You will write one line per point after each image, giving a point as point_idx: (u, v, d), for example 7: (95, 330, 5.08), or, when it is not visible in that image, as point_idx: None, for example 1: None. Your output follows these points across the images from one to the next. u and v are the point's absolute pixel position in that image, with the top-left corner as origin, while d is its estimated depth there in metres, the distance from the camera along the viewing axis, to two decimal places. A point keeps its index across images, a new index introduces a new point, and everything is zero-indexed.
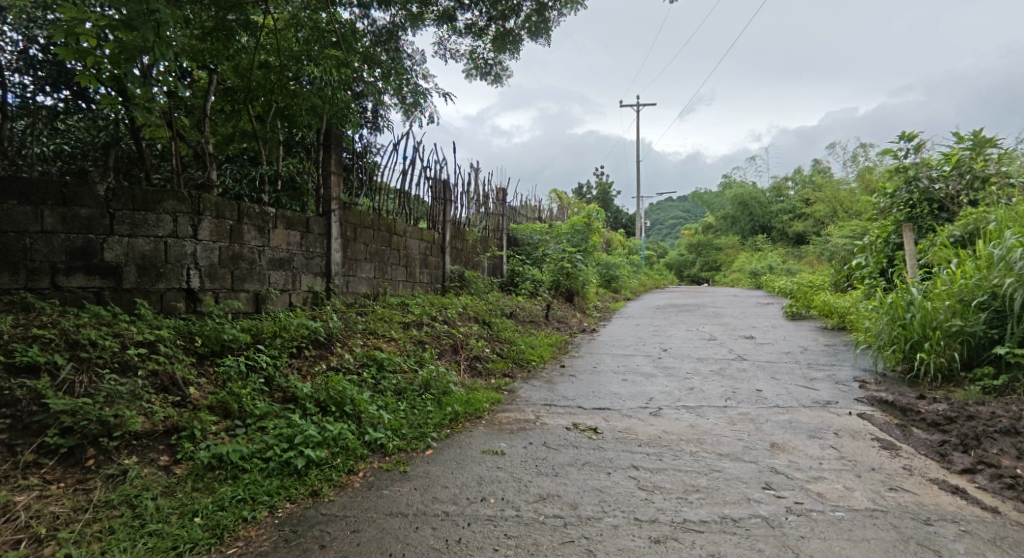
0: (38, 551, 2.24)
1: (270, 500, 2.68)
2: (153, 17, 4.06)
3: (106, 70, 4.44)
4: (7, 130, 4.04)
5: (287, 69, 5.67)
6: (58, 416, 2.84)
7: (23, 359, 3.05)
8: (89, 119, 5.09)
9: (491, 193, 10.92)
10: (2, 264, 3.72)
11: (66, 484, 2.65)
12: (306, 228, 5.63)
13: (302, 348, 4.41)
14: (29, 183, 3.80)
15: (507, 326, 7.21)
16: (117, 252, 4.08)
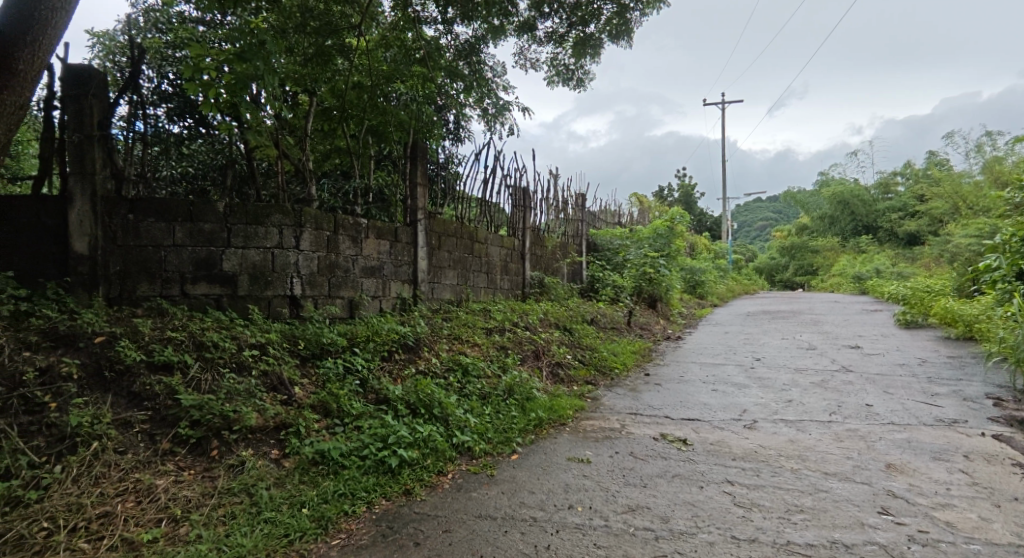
0: (175, 530, 2.51)
1: (368, 496, 2.84)
2: (262, 48, 4.46)
3: (224, 99, 4.92)
4: (144, 156, 4.59)
5: (377, 88, 6.00)
6: (188, 410, 3.18)
7: (160, 358, 3.44)
8: (209, 143, 5.66)
9: (570, 199, 10.92)
10: (142, 274, 4.24)
11: (195, 471, 2.95)
12: (395, 237, 5.91)
13: (393, 352, 4.63)
14: (163, 202, 4.29)
15: (589, 332, 7.14)
16: (234, 262, 4.50)
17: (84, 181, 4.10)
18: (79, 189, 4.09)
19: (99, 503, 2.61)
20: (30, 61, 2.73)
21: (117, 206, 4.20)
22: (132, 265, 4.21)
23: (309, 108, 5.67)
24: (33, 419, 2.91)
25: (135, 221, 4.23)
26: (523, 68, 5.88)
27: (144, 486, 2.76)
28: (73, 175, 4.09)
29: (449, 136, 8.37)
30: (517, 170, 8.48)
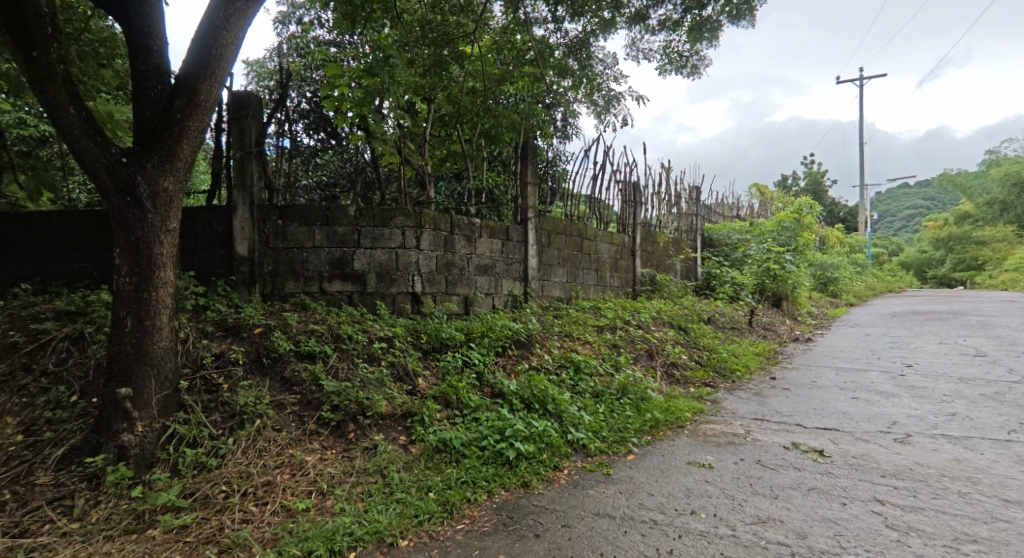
0: (323, 502, 2.81)
1: (488, 486, 2.95)
2: (388, 62, 4.80)
3: (354, 112, 5.35)
4: (288, 167, 5.14)
5: (490, 92, 6.19)
6: (329, 395, 3.53)
7: (305, 348, 3.84)
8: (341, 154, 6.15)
9: (682, 193, 10.47)
10: (289, 272, 4.75)
11: (336, 451, 3.26)
12: (506, 236, 6.06)
13: (506, 348, 4.74)
14: (306, 208, 4.77)
15: (706, 332, 6.80)
16: (363, 262, 4.88)
17: (244, 192, 4.69)
18: (240, 199, 4.69)
19: (262, 472, 2.99)
20: (210, 91, 3.15)
21: (269, 212, 4.75)
22: (281, 265, 4.74)
23: (428, 115, 5.90)
24: (211, 398, 3.39)
25: (283, 225, 4.75)
26: (634, 60, 5.71)
27: (297, 461, 3.10)
28: (236, 187, 4.70)
29: (557, 134, 8.37)
30: (627, 166, 8.29)
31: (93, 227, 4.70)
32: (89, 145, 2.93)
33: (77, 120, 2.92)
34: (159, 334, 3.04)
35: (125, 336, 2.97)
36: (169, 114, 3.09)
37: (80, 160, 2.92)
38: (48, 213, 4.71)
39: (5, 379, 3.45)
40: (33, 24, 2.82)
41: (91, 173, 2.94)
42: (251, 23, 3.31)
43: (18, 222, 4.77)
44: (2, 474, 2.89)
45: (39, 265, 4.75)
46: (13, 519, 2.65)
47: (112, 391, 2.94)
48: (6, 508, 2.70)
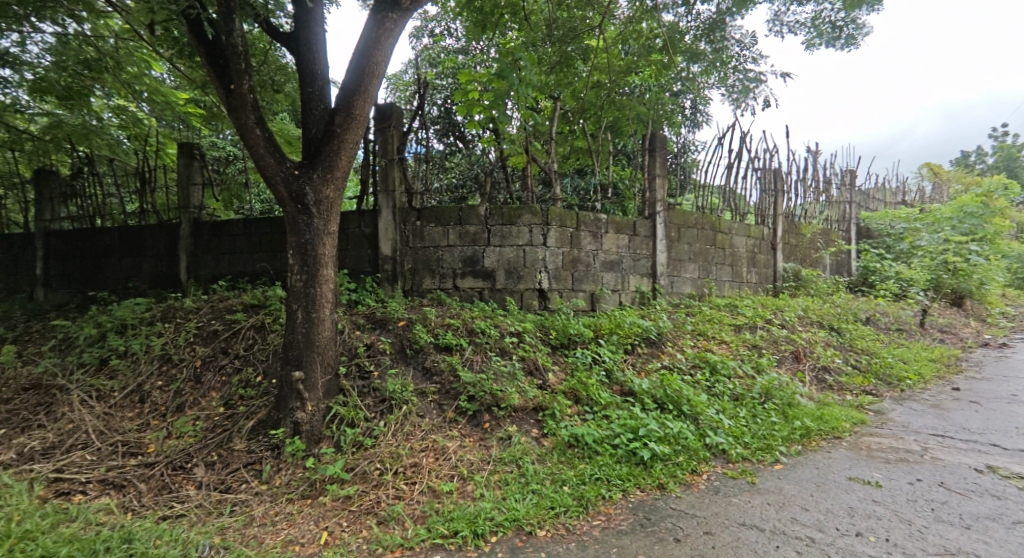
0: (464, 487, 2.98)
1: (623, 485, 2.91)
2: (516, 64, 4.92)
3: (484, 115, 5.55)
4: (425, 171, 5.48)
5: (615, 84, 6.08)
6: (466, 386, 3.72)
7: (443, 340, 4.08)
8: (469, 156, 6.51)
9: (832, 178, 9.43)
10: (426, 270, 5.09)
11: (474, 439, 3.43)
12: (634, 231, 5.90)
13: (635, 346, 4.62)
14: (441, 210, 5.06)
15: (865, 334, 6.04)
16: (493, 259, 5.05)
17: (387, 196, 5.08)
18: (384, 204, 5.09)
19: (410, 454, 3.23)
20: (363, 106, 3.48)
21: (409, 215, 5.12)
22: (419, 263, 5.09)
23: (554, 112, 5.85)
24: (364, 383, 3.73)
25: (422, 226, 5.09)
26: (776, 36, 5.24)
27: (439, 446, 3.31)
28: (381, 192, 5.11)
29: (686, 123, 7.98)
30: (767, 152, 7.66)
31: (270, 231, 5.41)
32: (270, 160, 3.37)
33: (262, 139, 3.38)
34: (322, 325, 3.42)
35: (297, 326, 3.39)
36: (331, 129, 3.46)
37: (263, 174, 3.37)
38: (237, 221, 5.51)
39: (209, 360, 4.11)
40: (233, 60, 3.31)
41: (271, 185, 3.38)
42: (399, 40, 3.59)
43: (215, 229, 5.65)
44: (209, 438, 3.44)
45: (231, 265, 5.58)
46: (218, 477, 3.14)
47: (287, 374, 3.37)
48: (214, 468, 3.21)
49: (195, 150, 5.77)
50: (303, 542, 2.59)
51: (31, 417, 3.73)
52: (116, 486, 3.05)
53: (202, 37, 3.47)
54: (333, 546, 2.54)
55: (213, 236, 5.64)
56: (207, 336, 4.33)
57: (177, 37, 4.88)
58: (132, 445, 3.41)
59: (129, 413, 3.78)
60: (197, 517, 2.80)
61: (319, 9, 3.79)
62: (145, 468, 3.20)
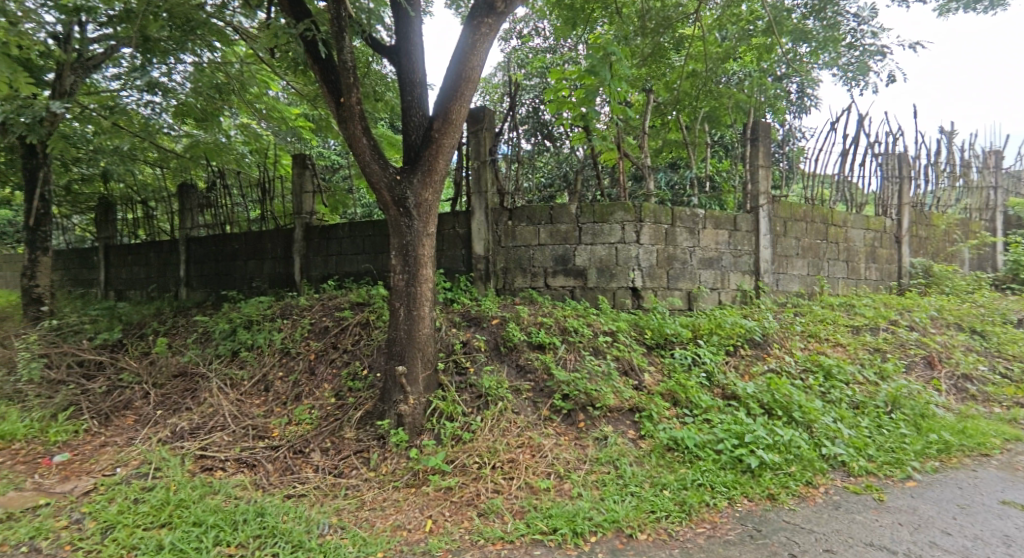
0: (561, 485, 3.01)
1: (728, 492, 2.78)
2: (608, 59, 4.84)
3: (575, 112, 5.51)
4: (515, 171, 5.55)
5: (712, 72, 5.80)
6: (560, 385, 3.74)
7: (536, 339, 4.12)
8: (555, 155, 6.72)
9: (971, 161, 8.35)
10: (518, 269, 5.15)
11: (569, 438, 3.44)
12: (735, 226, 5.59)
13: (739, 347, 4.38)
14: (533, 209, 5.11)
15: (1017, 338, 5.28)
16: (585, 257, 5.00)
17: (480, 197, 5.17)
18: (477, 204, 5.18)
19: (507, 450, 3.30)
20: (460, 110, 3.59)
21: (500, 215, 5.20)
22: (511, 262, 5.17)
23: (647, 105, 5.68)
24: (461, 378, 3.84)
25: (513, 226, 5.15)
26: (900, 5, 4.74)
27: (535, 443, 3.35)
28: (473, 193, 5.22)
29: (792, 108, 7.44)
30: (889, 136, 6.94)
31: (373, 234, 5.75)
32: (375, 166, 3.57)
33: (369, 147, 3.58)
34: (422, 322, 3.58)
35: (399, 323, 3.57)
36: (430, 134, 3.61)
37: (369, 180, 3.57)
38: (343, 225, 5.90)
39: (321, 353, 4.44)
40: (343, 75, 3.55)
41: (376, 190, 3.58)
42: (494, 44, 3.67)
43: (324, 232, 6.09)
44: (323, 426, 3.72)
45: (338, 265, 6.00)
46: (332, 462, 3.39)
47: (391, 368, 3.56)
48: (329, 453, 3.47)
49: (306, 160, 6.27)
50: (410, 528, 2.73)
51: (179, 400, 4.24)
52: (249, 465, 3.38)
53: (316, 55, 3.76)
54: (437, 534, 2.66)
55: (322, 239, 6.09)
56: (319, 331, 4.69)
57: (292, 57, 5.34)
58: (259, 430, 3.77)
59: (256, 400, 4.19)
60: (316, 498, 3.04)
61: (419, 20, 3.96)
62: (271, 450, 3.52)
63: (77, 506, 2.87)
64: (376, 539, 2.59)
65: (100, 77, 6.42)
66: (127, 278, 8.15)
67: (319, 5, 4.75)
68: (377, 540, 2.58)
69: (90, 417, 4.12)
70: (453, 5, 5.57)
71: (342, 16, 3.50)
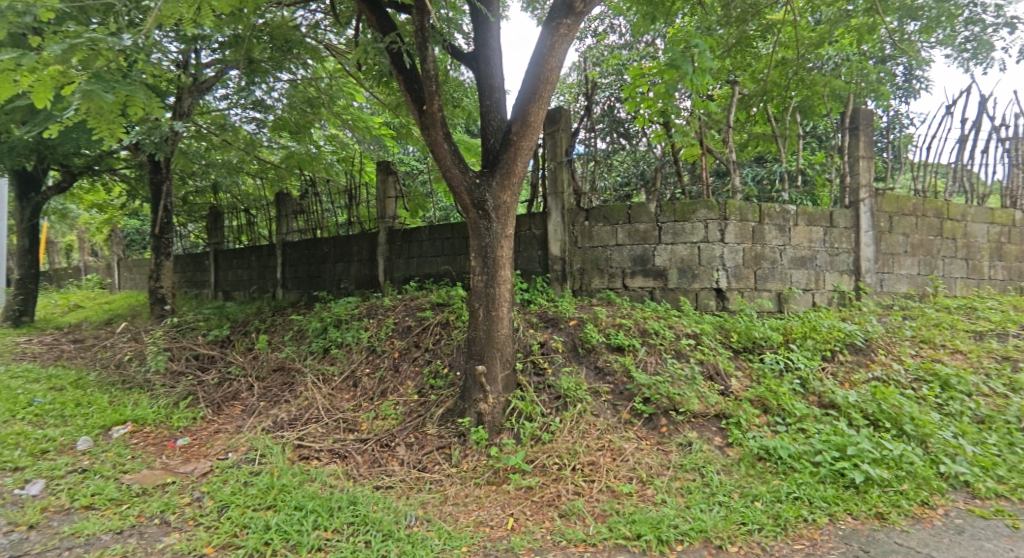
0: (644, 490, 2.95)
1: (829, 508, 2.61)
2: (690, 51, 4.65)
3: (654, 108, 5.35)
4: (593, 170, 5.48)
5: (805, 59, 5.44)
6: (641, 388, 3.67)
7: (615, 340, 4.05)
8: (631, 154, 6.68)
9: None
10: (595, 270, 5.09)
11: (651, 442, 3.37)
12: (831, 222, 5.21)
13: (837, 352, 4.07)
14: (610, 209, 5.03)
15: None
16: (664, 257, 4.86)
17: (557, 198, 5.13)
18: (553, 205, 5.15)
19: (587, 452, 3.28)
20: (538, 112, 3.62)
21: (577, 215, 5.15)
22: (588, 263, 5.12)
23: (731, 97, 5.43)
24: (539, 379, 3.84)
25: (590, 226, 5.10)
26: None
27: (616, 447, 3.31)
28: (549, 195, 5.19)
29: (898, 93, 6.81)
30: (1017, 117, 6.18)
31: (452, 236, 5.90)
32: (455, 171, 3.67)
33: (449, 152, 3.68)
34: (501, 322, 3.63)
35: (479, 324, 3.64)
36: (509, 137, 3.66)
37: (449, 184, 3.67)
38: (424, 228, 6.11)
39: (405, 352, 4.62)
40: (426, 84, 3.68)
41: (456, 194, 3.68)
42: (572, 45, 3.67)
43: (406, 235, 6.34)
44: (407, 422, 3.86)
45: (419, 267, 6.21)
46: (416, 457, 3.51)
47: (471, 367, 3.63)
48: (413, 448, 3.60)
49: (390, 166, 6.50)
50: (492, 525, 2.78)
51: (278, 393, 4.57)
52: (341, 456, 3.58)
53: (401, 66, 3.92)
54: (519, 532, 2.69)
55: (404, 242, 6.34)
56: (403, 331, 4.88)
57: (377, 70, 5.63)
58: (349, 423, 3.98)
59: (346, 394, 4.42)
60: (402, 490, 3.17)
61: (497, 25, 4.03)
62: (360, 443, 3.71)
63: (197, 485, 3.17)
64: (461, 534, 2.66)
65: (212, 98, 7.10)
66: (233, 280, 8.90)
67: (402, 18, 4.98)
68: (461, 535, 2.65)
69: (205, 405, 4.54)
70: (529, 8, 5.62)
71: (425, 27, 3.63)
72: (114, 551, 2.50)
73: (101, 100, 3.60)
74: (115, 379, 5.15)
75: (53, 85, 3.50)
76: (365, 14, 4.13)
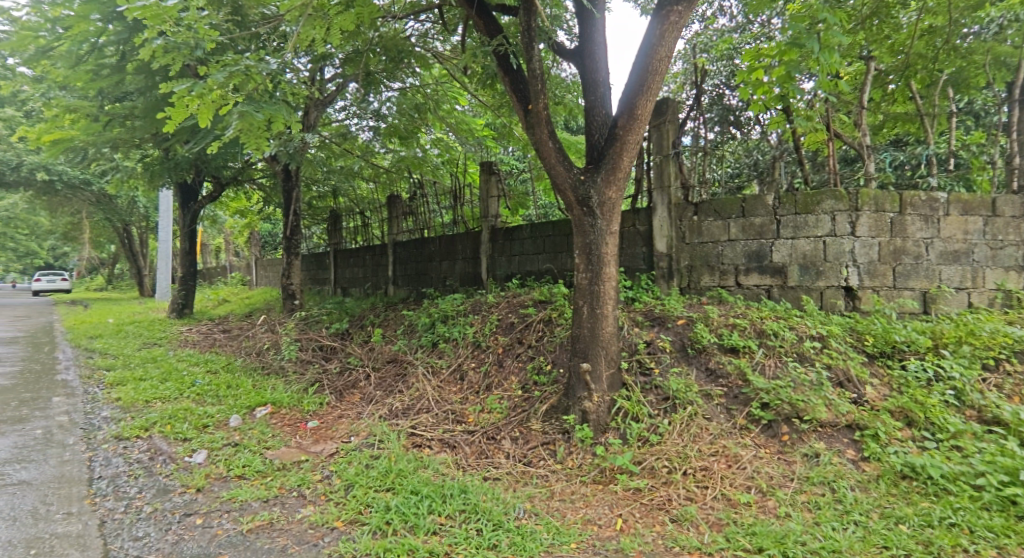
0: (765, 501, 2.77)
1: (996, 539, 2.30)
2: (816, 28, 4.24)
3: (774, 92, 4.93)
4: (703, 161, 5.17)
5: (958, 25, 4.76)
6: (759, 392, 3.45)
7: (729, 341, 3.83)
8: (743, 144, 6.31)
9: None
10: (705, 266, 4.84)
11: (771, 450, 3.16)
12: (993, 211, 4.54)
13: (1003, 361, 3.55)
14: (722, 203, 4.76)
15: None
16: (784, 253, 4.51)
17: (662, 193, 4.92)
18: (659, 200, 4.95)
19: (699, 457, 3.14)
20: (646, 104, 3.52)
21: (685, 210, 4.93)
22: (697, 259, 4.87)
23: (864, 75, 4.89)
24: (646, 379, 3.73)
25: (699, 221, 4.86)
26: None
27: (732, 454, 3.14)
28: (655, 189, 4.99)
29: None
30: None
31: (554, 234, 5.91)
32: (560, 168, 3.66)
33: (554, 150, 3.68)
34: (606, 320, 3.58)
35: (583, 321, 3.61)
36: (615, 132, 3.59)
37: (554, 181, 3.68)
38: (525, 226, 6.18)
39: (508, 348, 4.71)
40: (532, 83, 3.71)
41: (561, 191, 3.68)
42: (684, 33, 3.52)
43: (508, 233, 6.44)
44: (512, 417, 3.93)
45: (521, 265, 6.30)
46: (521, 451, 3.57)
47: (575, 365, 3.61)
48: (518, 442, 3.66)
49: (493, 165, 6.63)
50: (601, 524, 2.75)
51: (393, 383, 4.87)
52: (451, 445, 3.73)
53: (508, 68, 4.00)
54: (629, 534, 2.64)
55: (506, 240, 6.45)
56: (506, 327, 4.97)
57: (482, 73, 5.78)
58: (457, 415, 4.14)
59: (453, 387, 4.60)
60: (509, 482, 3.23)
61: (603, 19, 3.97)
62: (468, 434, 3.84)
63: (327, 464, 3.47)
64: (570, 530, 2.66)
65: (332, 110, 7.69)
66: (350, 277, 9.61)
67: (506, 19, 5.07)
68: (570, 531, 2.65)
69: (329, 392, 4.95)
70: None
71: (532, 27, 3.67)
72: (262, 517, 2.81)
73: (251, 119, 4.12)
74: (257, 365, 5.79)
75: (214, 106, 4.02)
76: (472, 18, 4.24)
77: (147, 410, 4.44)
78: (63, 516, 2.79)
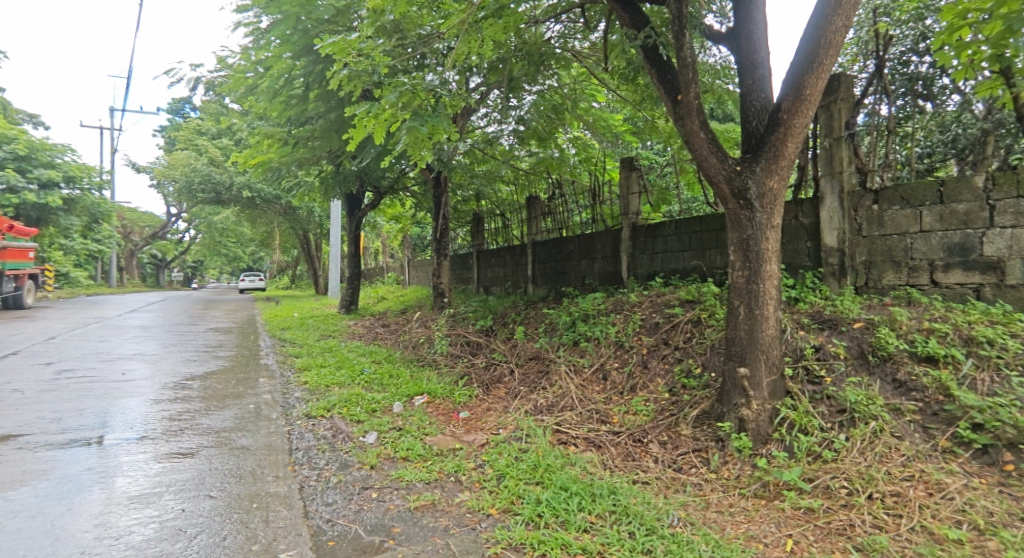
0: (983, 541, 2.34)
1: None
2: None
3: (985, 54, 4.12)
4: (888, 142, 4.50)
5: None
6: (968, 411, 2.93)
7: (925, 349, 3.29)
8: (936, 118, 5.38)
9: None
10: (889, 261, 4.22)
11: (988, 482, 2.67)
12: None
13: None
14: (911, 188, 4.10)
15: None
16: (1000, 245, 3.73)
17: (832, 180, 4.40)
18: (828, 188, 4.43)
19: (889, 480, 2.74)
20: (816, 83, 3.17)
21: (862, 198, 4.34)
22: (878, 254, 4.26)
23: None
24: (816, 388, 3.34)
25: (881, 210, 4.25)
26: None
27: (934, 480, 2.70)
28: (823, 176, 4.46)
29: None
30: None
31: (702, 229, 5.58)
32: (713, 160, 3.42)
33: (706, 140, 3.46)
34: (767, 321, 3.29)
35: (739, 322, 3.34)
36: (777, 117, 3.28)
37: (706, 173, 3.44)
38: (670, 223, 5.92)
39: (653, 349, 4.54)
40: (682, 72, 3.52)
41: (713, 184, 3.43)
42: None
43: (651, 230, 6.22)
44: (661, 420, 3.78)
45: (665, 263, 6.04)
46: (671, 456, 3.40)
47: (731, 368, 3.36)
48: (667, 446, 3.50)
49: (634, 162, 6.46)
50: (768, 542, 2.52)
51: (536, 379, 4.96)
52: (596, 445, 3.68)
53: (654, 58, 3.83)
54: None
55: (648, 237, 6.23)
56: (651, 327, 4.80)
57: (624, 67, 5.68)
58: (602, 414, 4.08)
59: (596, 386, 4.55)
60: (660, 487, 3.09)
61: None
62: (613, 434, 3.76)
63: (479, 453, 3.65)
64: (732, 545, 2.48)
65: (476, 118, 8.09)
66: (492, 277, 10.02)
67: (649, 5, 4.94)
68: (732, 546, 2.47)
69: (478, 385, 5.21)
70: None
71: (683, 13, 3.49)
72: (426, 497, 3.03)
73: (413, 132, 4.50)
74: (413, 357, 6.29)
75: (384, 124, 4.45)
76: (617, 13, 4.15)
77: (328, 393, 5.06)
78: (273, 478, 3.29)
